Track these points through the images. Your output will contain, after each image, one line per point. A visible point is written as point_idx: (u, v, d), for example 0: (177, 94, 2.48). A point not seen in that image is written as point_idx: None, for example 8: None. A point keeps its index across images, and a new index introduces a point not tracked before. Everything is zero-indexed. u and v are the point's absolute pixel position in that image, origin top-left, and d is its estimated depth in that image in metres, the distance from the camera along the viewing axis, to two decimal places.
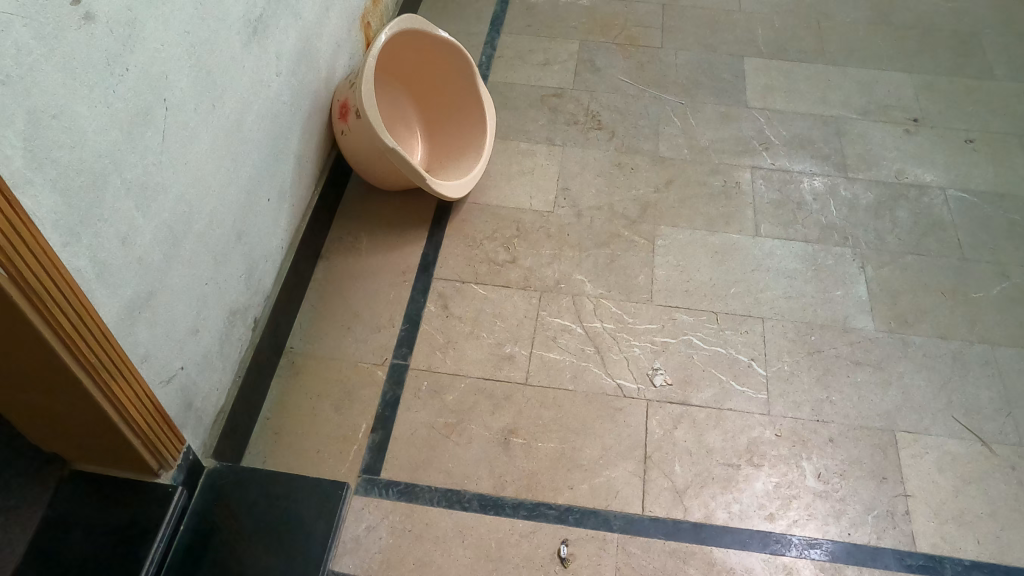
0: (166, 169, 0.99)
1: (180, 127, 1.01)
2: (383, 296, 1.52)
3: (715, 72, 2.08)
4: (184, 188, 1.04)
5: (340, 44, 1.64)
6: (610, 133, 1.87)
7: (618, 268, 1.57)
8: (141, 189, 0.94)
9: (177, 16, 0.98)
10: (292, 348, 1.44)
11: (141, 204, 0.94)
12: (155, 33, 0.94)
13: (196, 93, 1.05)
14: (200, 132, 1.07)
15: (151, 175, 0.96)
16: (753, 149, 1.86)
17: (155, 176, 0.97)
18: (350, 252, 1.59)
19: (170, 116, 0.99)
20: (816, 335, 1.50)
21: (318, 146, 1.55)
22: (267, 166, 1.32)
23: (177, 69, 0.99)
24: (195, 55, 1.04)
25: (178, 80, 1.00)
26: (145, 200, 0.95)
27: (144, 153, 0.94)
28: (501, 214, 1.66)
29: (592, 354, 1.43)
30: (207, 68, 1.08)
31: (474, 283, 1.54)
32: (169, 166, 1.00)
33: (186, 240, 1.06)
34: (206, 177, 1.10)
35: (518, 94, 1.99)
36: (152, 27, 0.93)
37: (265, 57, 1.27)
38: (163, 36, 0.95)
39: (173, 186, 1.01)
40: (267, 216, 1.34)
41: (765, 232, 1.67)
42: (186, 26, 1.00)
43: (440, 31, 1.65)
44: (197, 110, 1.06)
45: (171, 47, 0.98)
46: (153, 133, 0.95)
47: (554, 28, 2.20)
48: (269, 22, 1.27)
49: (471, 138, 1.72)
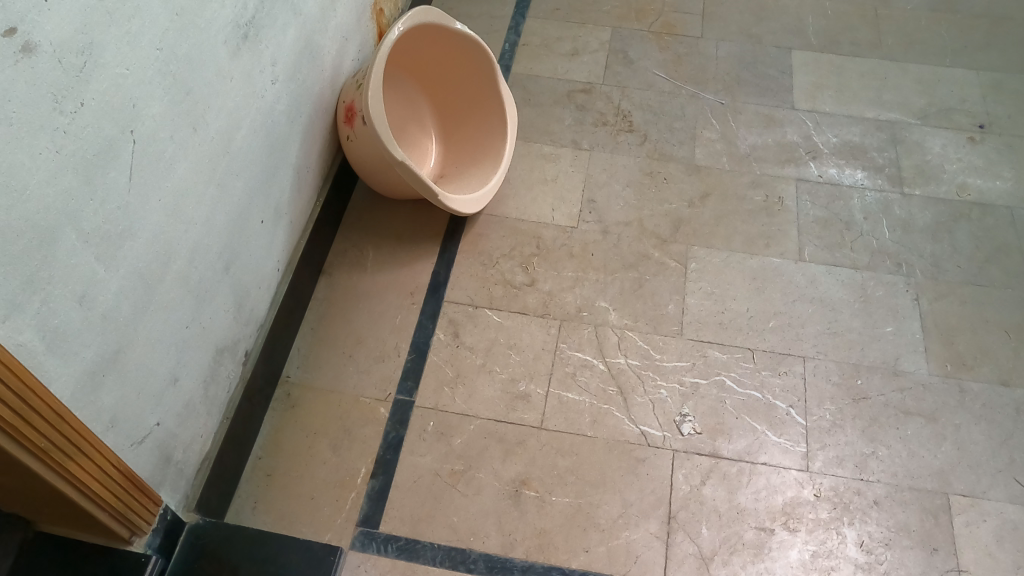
0: (136, 210, 0.87)
1: (153, 159, 0.89)
2: (388, 320, 1.40)
3: (759, 67, 1.89)
4: (159, 228, 0.92)
5: (348, 37, 1.49)
6: (642, 136, 1.71)
7: (646, 295, 1.43)
8: (104, 238, 0.82)
9: (147, 32, 0.85)
10: (289, 377, 1.33)
11: (103, 256, 0.82)
12: (119, 55, 0.81)
13: (173, 117, 0.92)
14: (178, 161, 0.94)
15: (118, 220, 0.84)
16: (799, 157, 1.69)
17: (123, 220, 0.85)
18: (354, 268, 1.46)
19: (140, 149, 0.86)
20: (863, 379, 1.36)
21: (321, 153, 1.41)
22: (261, 184, 1.19)
23: (146, 94, 0.86)
24: (170, 74, 0.90)
25: (150, 105, 0.87)
26: (110, 250, 0.83)
27: (106, 197, 0.81)
28: (519, 229, 1.52)
29: (614, 395, 1.31)
30: (188, 86, 0.95)
31: (488, 308, 1.41)
32: (140, 205, 0.87)
33: (162, 284, 0.94)
34: (187, 210, 0.98)
35: (543, 89, 1.82)
36: (112, 50, 0.79)
37: (261, 64, 1.13)
38: (128, 57, 0.82)
39: (146, 226, 0.89)
40: (260, 240, 1.21)
41: (811, 256, 1.52)
42: (158, 40, 0.87)
43: (458, 23, 1.48)
44: (173, 136, 0.93)
45: (139, 69, 0.84)
46: (117, 172, 0.82)
47: (584, 13, 2.02)
48: (265, 23, 1.12)
49: (490, 142, 1.57)
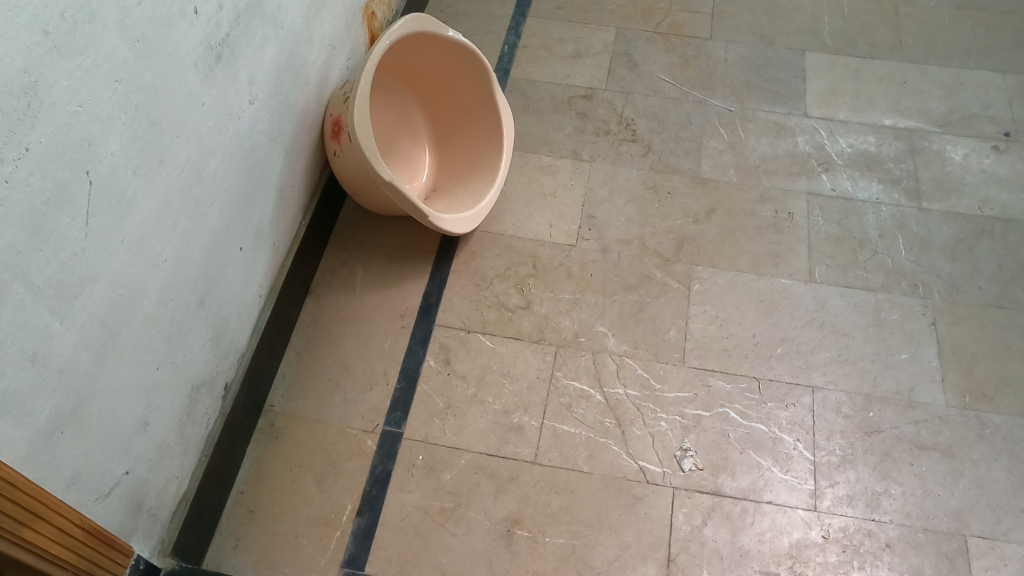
0: (95, 255, 0.80)
1: (115, 199, 0.82)
2: (377, 345, 1.34)
3: (770, 72, 1.82)
4: (123, 271, 0.85)
5: (337, 45, 1.40)
6: (646, 146, 1.63)
7: (647, 319, 1.37)
8: (58, 289, 0.76)
9: (104, 63, 0.77)
10: (272, 406, 1.27)
11: (57, 308, 0.77)
12: (71, 92, 0.74)
13: (138, 152, 0.84)
14: (145, 197, 0.87)
15: (73, 268, 0.78)
16: (811, 169, 1.62)
17: (80, 268, 0.79)
18: (342, 288, 1.40)
19: (99, 190, 0.79)
20: (875, 411, 1.29)
21: (307, 170, 1.34)
22: (242, 209, 1.11)
23: (105, 131, 0.79)
24: (133, 105, 0.82)
25: (110, 141, 0.80)
26: (66, 301, 0.78)
27: (58, 246, 0.75)
28: (515, 247, 1.46)
29: (612, 428, 1.25)
30: (156, 117, 0.87)
31: (481, 333, 1.35)
32: (99, 249, 0.81)
33: (127, 329, 0.88)
34: (156, 248, 0.91)
35: (543, 94, 1.75)
36: (60, 88, 0.72)
37: (239, 83, 1.04)
38: (82, 94, 0.75)
39: (108, 270, 0.83)
40: (241, 267, 1.14)
41: (821, 276, 1.45)
42: (118, 71, 0.79)
43: (452, 30, 1.40)
44: (140, 171, 0.85)
45: (95, 105, 0.77)
46: (71, 218, 0.76)
47: (588, 12, 1.94)
48: (241, 40, 1.03)
49: (486, 154, 1.50)
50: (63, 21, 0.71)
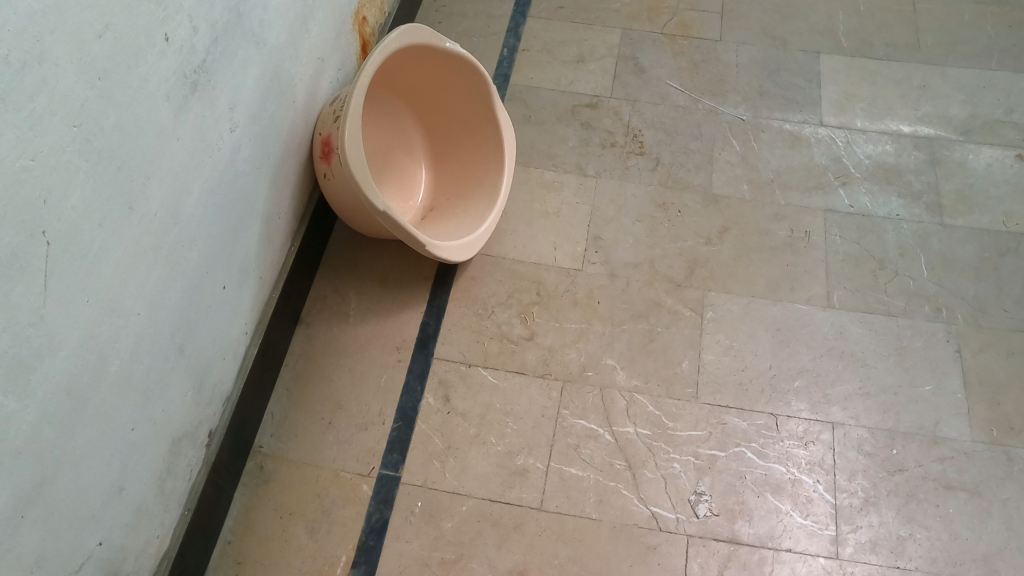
0: (56, 321, 0.70)
1: (77, 256, 0.71)
2: (372, 381, 1.26)
3: (782, 76, 1.74)
4: (88, 334, 0.75)
5: (326, 56, 1.29)
6: (654, 160, 1.56)
7: (658, 350, 1.31)
8: (13, 367, 0.66)
9: (58, 106, 0.66)
10: (261, 447, 1.20)
11: (13, 388, 0.66)
12: (18, 143, 0.62)
13: (103, 201, 0.73)
14: (114, 250, 0.76)
15: (30, 338, 0.68)
16: (828, 184, 1.55)
17: (38, 339, 0.68)
18: (334, 317, 1.32)
19: (58, 251, 0.69)
20: (899, 448, 1.22)
21: (295, 194, 1.25)
22: (221, 247, 1.01)
23: (63, 185, 0.68)
24: (95, 151, 0.71)
25: (70, 194, 0.69)
26: (22, 377, 0.68)
27: (11, 318, 0.65)
28: (517, 272, 1.38)
29: (622, 471, 1.19)
30: (123, 159, 0.75)
31: (483, 367, 1.28)
32: (60, 315, 0.70)
33: (94, 396, 0.78)
34: (126, 304, 0.81)
35: (544, 103, 1.66)
36: (7, 143, 0.61)
37: (217, 111, 0.93)
38: (33, 145, 0.64)
39: (73, 336, 0.73)
40: (224, 307, 1.04)
41: (840, 301, 1.38)
42: (76, 114, 0.68)
43: (451, 41, 1.30)
44: (105, 224, 0.74)
45: (49, 157, 0.66)
46: (25, 285, 0.66)
47: (591, 11, 1.84)
48: (219, 64, 0.91)
49: (485, 171, 1.41)
50: (7, 65, 0.60)
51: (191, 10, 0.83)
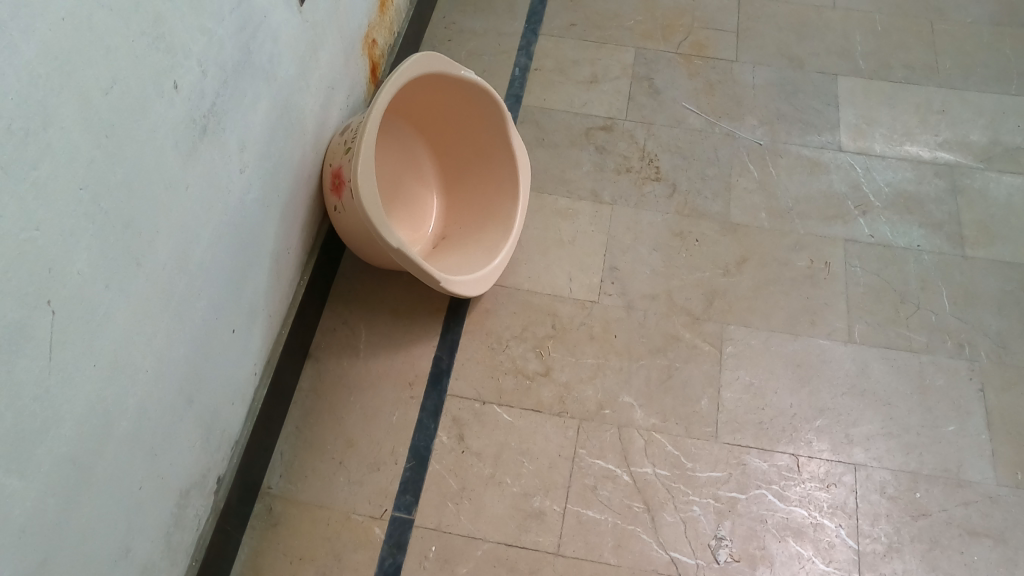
0: (61, 392, 0.67)
1: (83, 321, 0.68)
2: (384, 418, 1.23)
3: (799, 99, 1.71)
4: (94, 399, 0.71)
5: (336, 84, 1.27)
6: (670, 187, 1.54)
7: (676, 387, 1.30)
8: (12, 443, 0.62)
9: (62, 170, 0.62)
10: (270, 488, 1.17)
11: (13, 466, 0.63)
12: (21, 212, 0.59)
13: (109, 262, 0.70)
14: (121, 310, 0.73)
15: (35, 413, 0.64)
16: (847, 213, 1.53)
17: (41, 411, 0.65)
18: (345, 351, 1.29)
19: (62, 319, 0.65)
20: (922, 492, 1.20)
21: (306, 226, 1.22)
22: (232, 289, 0.97)
23: (68, 250, 0.64)
24: (101, 211, 0.68)
25: (75, 259, 0.65)
26: (24, 453, 0.64)
27: (15, 393, 0.61)
28: (533, 305, 1.36)
29: (640, 513, 1.18)
30: (130, 216, 0.72)
31: (497, 404, 1.26)
32: (65, 385, 0.67)
33: (100, 461, 0.75)
34: (133, 363, 0.77)
35: (558, 126, 1.63)
36: (12, 213, 0.58)
37: (226, 154, 0.90)
38: (38, 212, 0.61)
39: (78, 403, 0.69)
40: (234, 351, 1.01)
41: (861, 337, 1.37)
42: (81, 176, 0.64)
43: (466, 69, 1.27)
44: (112, 283, 0.71)
45: (53, 223, 0.62)
46: (29, 358, 0.62)
47: (604, 29, 1.82)
48: (229, 106, 0.88)
49: (498, 200, 1.37)
50: (11, 134, 0.57)
51: (201, 54, 0.80)
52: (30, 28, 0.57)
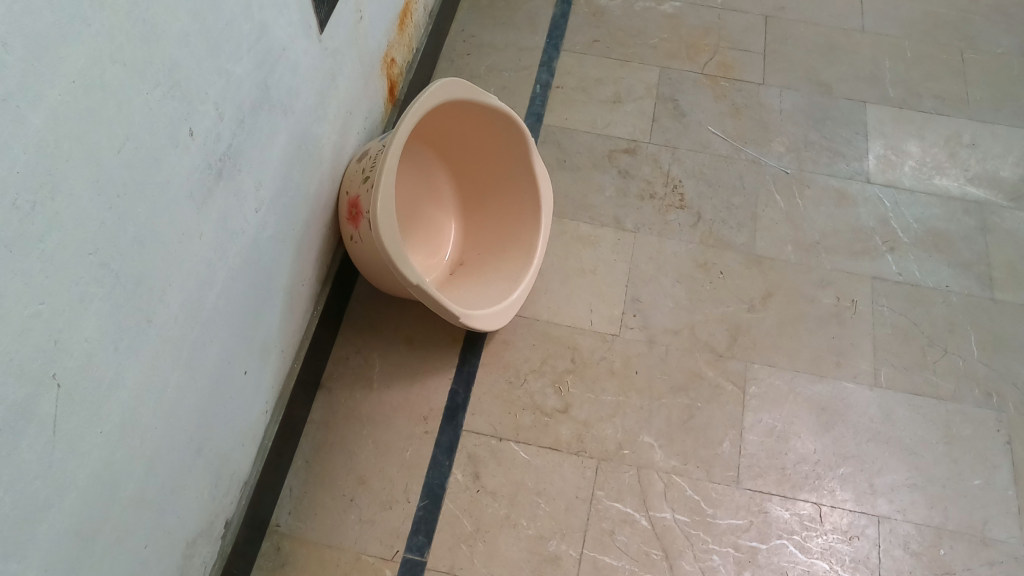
0: (66, 466, 0.63)
1: (91, 388, 0.64)
2: (397, 454, 1.20)
3: (827, 126, 1.67)
4: (99, 466, 0.68)
5: (353, 108, 1.24)
6: (694, 215, 1.50)
7: (697, 428, 1.27)
8: (13, 524, 0.58)
9: (72, 236, 0.59)
10: (278, 526, 1.13)
11: (14, 548, 0.59)
12: (26, 286, 0.55)
13: (118, 323, 0.67)
14: (128, 370, 0.70)
15: (37, 490, 0.60)
16: (874, 249, 1.50)
17: (44, 488, 0.61)
18: (358, 382, 1.26)
19: (67, 391, 0.61)
20: (946, 548, 1.19)
21: (321, 254, 1.18)
22: (244, 330, 0.94)
23: (77, 319, 0.61)
24: (113, 272, 0.65)
25: (82, 325, 0.62)
26: (26, 531, 0.60)
27: (16, 473, 0.57)
28: (552, 337, 1.32)
29: (659, 561, 1.15)
30: (140, 272, 0.69)
31: (514, 442, 1.22)
32: (70, 458, 0.63)
33: (104, 528, 0.71)
34: (140, 422, 0.74)
35: (580, 147, 1.59)
36: (17, 290, 0.54)
37: (242, 194, 0.87)
38: (44, 284, 0.57)
39: (82, 473, 0.66)
40: (245, 392, 0.98)
41: (888, 381, 1.34)
42: (90, 241, 0.61)
43: (488, 95, 1.22)
44: (122, 344, 0.68)
45: (63, 292, 0.59)
46: (32, 436, 0.58)
47: (627, 47, 1.78)
48: (247, 145, 0.86)
49: (519, 228, 1.33)
50: (18, 208, 0.53)
51: (217, 98, 0.78)
52: (36, 94, 0.53)
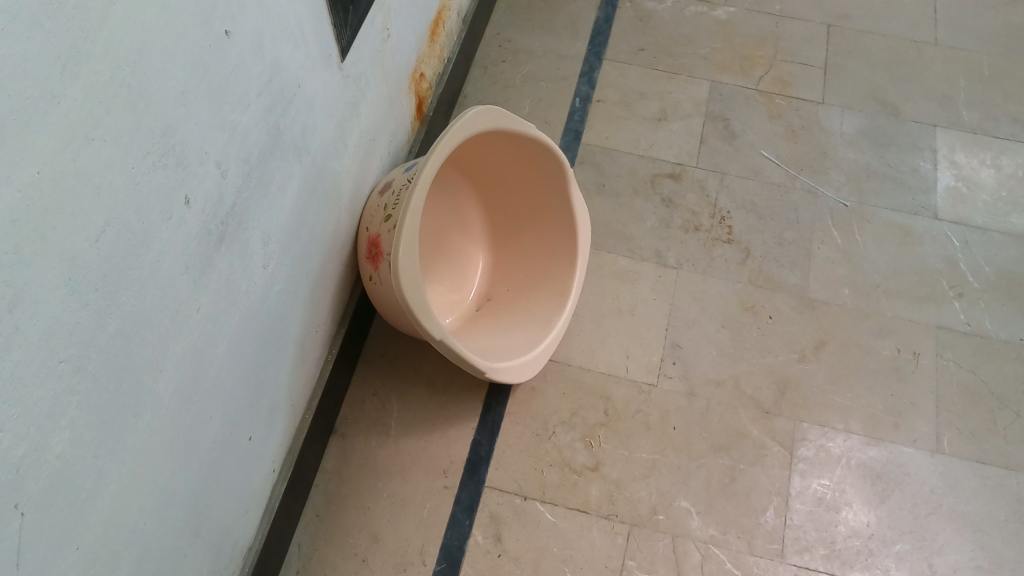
0: None
1: (65, 506, 0.56)
2: (414, 510, 1.12)
3: (892, 152, 1.53)
4: None
5: (377, 135, 1.15)
6: (743, 251, 1.38)
7: (739, 494, 1.17)
8: None
9: (38, 348, 0.50)
10: None
11: None
12: None
13: (98, 429, 0.58)
14: (113, 474, 0.62)
15: None
16: (941, 294, 1.36)
17: None
18: (374, 429, 1.17)
19: (34, 518, 0.53)
20: None
21: (337, 294, 1.09)
22: (251, 395, 0.86)
23: (46, 438, 0.53)
24: (91, 374, 0.56)
25: (53, 442, 0.54)
26: None
27: None
28: (584, 385, 1.23)
29: None
30: (124, 366, 0.60)
31: (540, 502, 1.13)
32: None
33: None
34: (127, 523, 0.66)
35: (621, 170, 1.47)
36: None
37: (247, 254, 0.78)
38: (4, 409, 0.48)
39: None
40: (250, 457, 0.90)
41: (951, 446, 1.22)
42: (61, 348, 0.52)
43: (526, 124, 1.11)
44: (102, 450, 0.59)
45: (28, 414, 0.51)
46: None
47: (675, 57, 1.65)
48: (254, 200, 0.78)
49: (552, 263, 1.23)
50: None
51: (220, 155, 0.69)
52: None
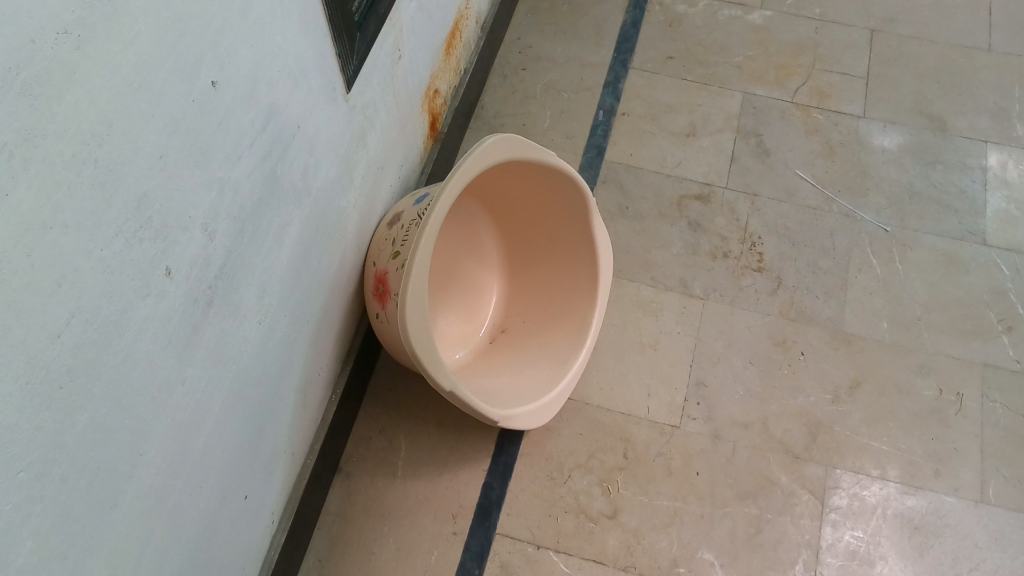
0: None
1: None
2: (421, 558, 1.07)
3: (938, 171, 1.43)
4: None
5: (387, 162, 1.09)
6: (774, 281, 1.31)
7: (766, 545, 1.10)
8: None
9: None
10: None
11: None
12: None
13: (66, 529, 0.54)
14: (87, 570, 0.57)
15: None
16: (989, 328, 1.27)
17: None
18: (382, 469, 1.13)
19: None
20: None
21: (343, 332, 1.04)
22: (246, 453, 0.82)
23: (5, 555, 0.48)
24: (56, 476, 0.51)
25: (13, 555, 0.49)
26: None
27: None
28: (602, 425, 1.17)
29: None
30: (97, 457, 0.55)
31: (553, 551, 1.08)
32: None
33: None
34: None
35: (645, 191, 1.39)
36: None
37: (241, 312, 0.73)
38: None
39: None
40: (246, 516, 0.85)
41: (997, 497, 1.14)
42: (19, 456, 0.47)
43: (546, 152, 1.04)
44: (72, 549, 0.55)
45: None
46: None
47: (706, 66, 1.56)
48: (246, 256, 0.72)
49: (570, 295, 1.16)
50: None
51: (206, 216, 0.64)
52: None
